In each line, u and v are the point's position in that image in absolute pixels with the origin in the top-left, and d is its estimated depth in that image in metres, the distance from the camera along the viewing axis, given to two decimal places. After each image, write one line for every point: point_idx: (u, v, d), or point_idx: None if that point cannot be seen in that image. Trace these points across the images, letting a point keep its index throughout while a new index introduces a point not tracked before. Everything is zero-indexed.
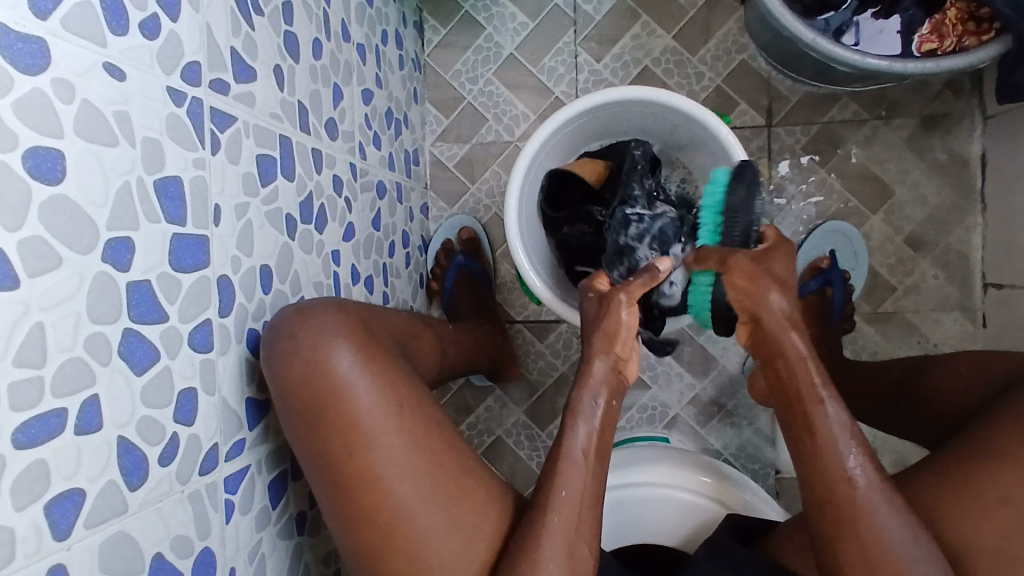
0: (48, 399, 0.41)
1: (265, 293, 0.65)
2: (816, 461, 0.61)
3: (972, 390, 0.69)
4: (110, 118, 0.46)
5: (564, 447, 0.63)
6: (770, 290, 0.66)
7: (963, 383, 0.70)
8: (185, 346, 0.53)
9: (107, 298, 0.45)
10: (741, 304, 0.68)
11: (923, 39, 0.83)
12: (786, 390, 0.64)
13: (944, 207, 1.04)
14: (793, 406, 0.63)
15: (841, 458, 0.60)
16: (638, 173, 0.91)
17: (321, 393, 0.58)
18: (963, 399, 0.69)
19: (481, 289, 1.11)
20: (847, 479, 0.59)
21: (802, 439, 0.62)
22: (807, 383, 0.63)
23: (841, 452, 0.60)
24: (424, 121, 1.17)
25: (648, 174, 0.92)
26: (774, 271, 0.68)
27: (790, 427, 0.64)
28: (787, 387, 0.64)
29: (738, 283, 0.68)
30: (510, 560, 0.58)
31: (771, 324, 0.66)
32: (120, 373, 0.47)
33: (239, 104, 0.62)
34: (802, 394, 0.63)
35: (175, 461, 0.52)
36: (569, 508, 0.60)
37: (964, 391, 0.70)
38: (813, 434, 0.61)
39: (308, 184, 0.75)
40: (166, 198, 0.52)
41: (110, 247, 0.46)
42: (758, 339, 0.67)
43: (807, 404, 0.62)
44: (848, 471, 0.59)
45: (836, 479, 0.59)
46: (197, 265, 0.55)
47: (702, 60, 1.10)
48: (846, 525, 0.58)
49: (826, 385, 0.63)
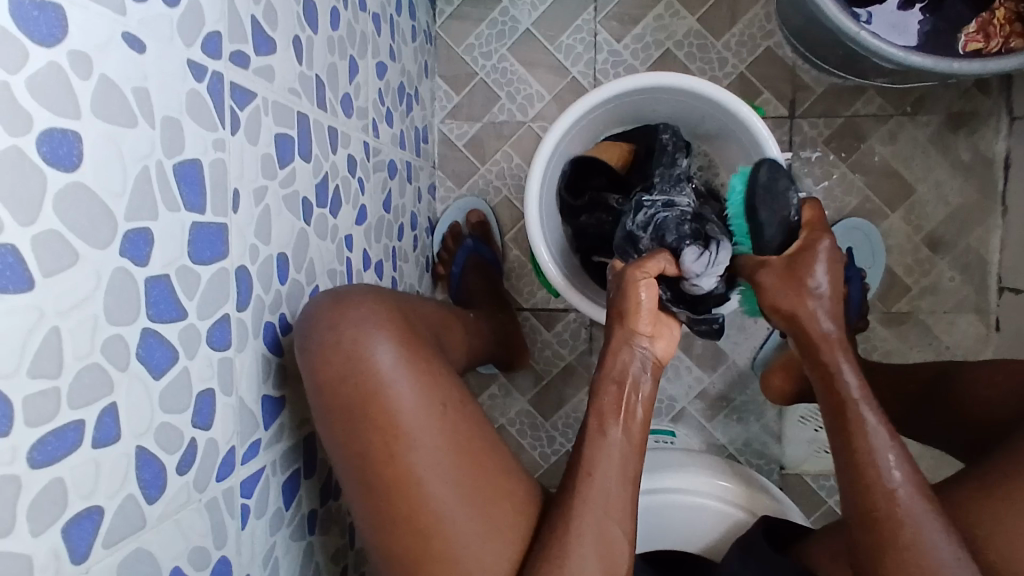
0: (65, 412, 0.37)
1: (281, 284, 0.61)
2: (853, 468, 0.61)
3: (1010, 398, 0.68)
4: (129, 95, 0.41)
5: (593, 432, 0.62)
6: (811, 307, 0.65)
7: (999, 390, 0.69)
8: (203, 345, 0.49)
9: (125, 296, 0.41)
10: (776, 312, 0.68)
11: (969, 38, 0.81)
12: (830, 401, 0.64)
13: (965, 207, 1.03)
14: (834, 418, 0.63)
15: (881, 470, 0.59)
16: (666, 159, 0.88)
17: (359, 389, 0.55)
18: (1001, 407, 0.68)
19: (490, 275, 1.07)
20: (887, 494, 0.58)
21: (841, 448, 0.62)
22: (850, 396, 0.63)
23: (878, 460, 0.60)
24: (434, 97, 1.11)
25: (676, 159, 0.89)
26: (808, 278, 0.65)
27: (830, 435, 0.64)
28: (829, 399, 0.64)
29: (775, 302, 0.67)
30: (543, 556, 0.55)
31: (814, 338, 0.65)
32: (138, 378, 0.43)
33: (259, 79, 0.57)
34: (845, 405, 0.63)
35: (193, 469, 0.48)
36: (602, 496, 0.58)
37: (1004, 402, 0.68)
38: (851, 442, 0.61)
39: (324, 165, 0.70)
40: (185, 183, 0.47)
41: (128, 240, 0.41)
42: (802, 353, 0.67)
43: (849, 416, 0.62)
44: (891, 487, 0.58)
45: (875, 488, 0.59)
46: (215, 257, 0.51)
47: (727, 45, 1.06)
48: (885, 540, 0.57)
49: (869, 399, 0.63)
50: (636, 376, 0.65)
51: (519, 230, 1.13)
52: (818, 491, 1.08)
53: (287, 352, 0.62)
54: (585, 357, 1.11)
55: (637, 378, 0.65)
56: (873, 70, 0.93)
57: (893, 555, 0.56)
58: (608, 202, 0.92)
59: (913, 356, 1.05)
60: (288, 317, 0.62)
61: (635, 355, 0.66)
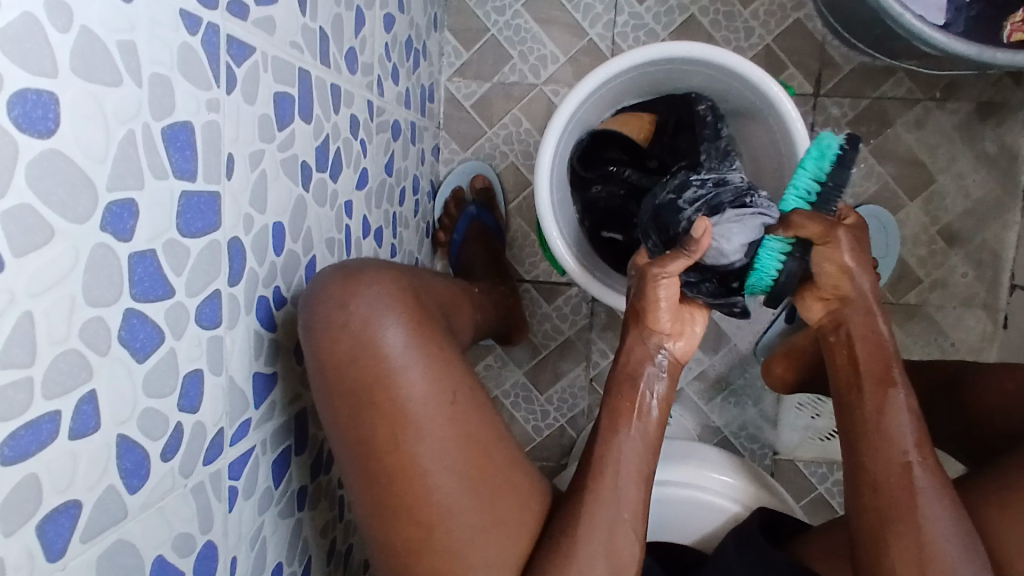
0: (38, 403, 0.34)
1: (277, 255, 0.57)
2: (875, 441, 0.61)
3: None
4: (113, 49, 0.37)
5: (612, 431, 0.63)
6: (864, 273, 0.65)
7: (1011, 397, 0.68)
8: (191, 323, 0.46)
9: (106, 274, 0.38)
10: (832, 284, 0.66)
11: (1014, 27, 0.76)
12: (860, 369, 0.64)
13: (985, 201, 1.00)
14: (865, 384, 0.63)
15: (894, 442, 0.60)
16: (709, 130, 0.86)
17: (367, 373, 0.53)
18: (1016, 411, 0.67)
19: (493, 244, 1.04)
20: (903, 464, 0.59)
21: (866, 419, 0.62)
22: (887, 370, 0.63)
23: (901, 435, 0.60)
24: (442, 52, 1.05)
25: (716, 126, 0.87)
26: (868, 255, 0.65)
27: (855, 403, 0.64)
28: (860, 366, 0.64)
29: (842, 262, 0.64)
30: (552, 552, 0.55)
31: (862, 305, 0.65)
32: (120, 362, 0.39)
33: (258, 32, 0.53)
34: (878, 376, 0.63)
35: (178, 454, 0.46)
36: (614, 486, 0.59)
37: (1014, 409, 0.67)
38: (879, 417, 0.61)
39: (326, 127, 0.66)
40: (174, 147, 0.43)
41: (110, 212, 0.38)
42: (838, 319, 0.66)
43: (882, 389, 0.62)
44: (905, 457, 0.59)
45: (890, 459, 0.60)
46: (207, 228, 0.47)
47: (754, 15, 1.01)
48: (894, 508, 0.58)
49: (899, 370, 0.63)
50: (654, 365, 0.68)
51: (524, 200, 1.08)
52: (810, 478, 1.07)
53: (281, 328, 0.59)
54: (585, 333, 1.09)
55: (655, 372, 0.67)
56: (907, 52, 0.88)
57: (901, 526, 0.57)
58: (620, 175, 0.91)
59: (918, 349, 1.04)
60: (283, 290, 0.59)
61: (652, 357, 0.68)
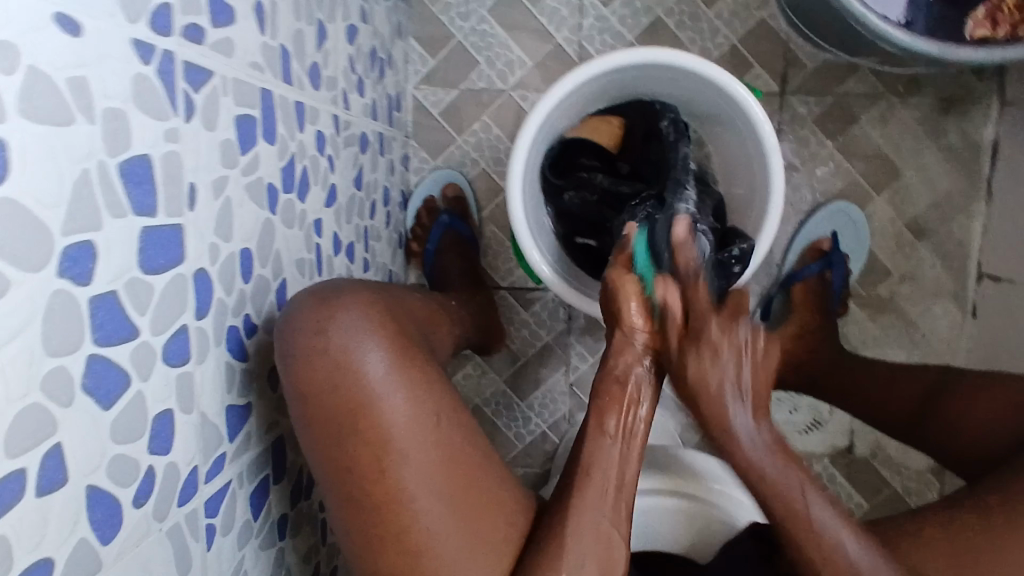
0: (3, 464, 0.32)
1: (245, 282, 0.56)
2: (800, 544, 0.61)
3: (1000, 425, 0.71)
4: (63, 86, 0.36)
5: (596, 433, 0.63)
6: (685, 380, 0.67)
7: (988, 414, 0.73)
8: (159, 362, 0.44)
9: (65, 322, 0.36)
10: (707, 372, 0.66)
11: (976, 24, 0.77)
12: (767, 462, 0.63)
13: (950, 193, 1.02)
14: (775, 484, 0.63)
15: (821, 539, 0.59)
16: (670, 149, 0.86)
17: (347, 400, 0.51)
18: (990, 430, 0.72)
19: (467, 253, 1.03)
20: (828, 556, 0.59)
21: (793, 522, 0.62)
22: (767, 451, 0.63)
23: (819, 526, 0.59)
24: (407, 60, 1.04)
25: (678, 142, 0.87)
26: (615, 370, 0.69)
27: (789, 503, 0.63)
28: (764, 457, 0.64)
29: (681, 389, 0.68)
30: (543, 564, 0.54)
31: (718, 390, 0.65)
32: (85, 411, 0.38)
33: (216, 55, 0.51)
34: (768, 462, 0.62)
35: (152, 499, 0.44)
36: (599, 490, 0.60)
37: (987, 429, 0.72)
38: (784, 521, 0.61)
39: (291, 146, 0.65)
40: (132, 182, 0.41)
41: (67, 256, 0.36)
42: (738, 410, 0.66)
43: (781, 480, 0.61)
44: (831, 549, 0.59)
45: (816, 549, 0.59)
46: (170, 263, 0.45)
47: (719, 15, 1.01)
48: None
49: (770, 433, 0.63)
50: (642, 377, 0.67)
51: (497, 207, 1.08)
52: None
53: (253, 356, 0.57)
54: (563, 338, 1.08)
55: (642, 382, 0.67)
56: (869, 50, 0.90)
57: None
58: (592, 181, 0.91)
59: (890, 340, 1.06)
60: (253, 317, 0.57)
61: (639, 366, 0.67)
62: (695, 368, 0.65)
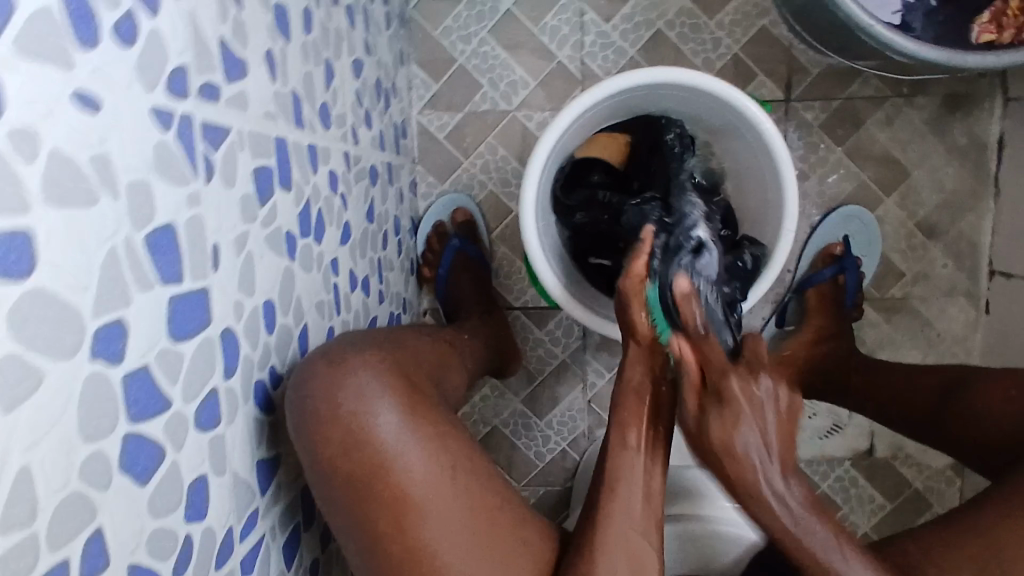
0: (44, 558, 0.32)
1: (269, 334, 0.55)
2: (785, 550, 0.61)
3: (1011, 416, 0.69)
4: (88, 168, 0.35)
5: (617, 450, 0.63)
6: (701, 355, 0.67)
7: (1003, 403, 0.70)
8: (191, 429, 0.44)
9: (101, 405, 0.36)
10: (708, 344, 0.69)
11: (982, 28, 0.76)
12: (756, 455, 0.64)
13: (958, 192, 1.02)
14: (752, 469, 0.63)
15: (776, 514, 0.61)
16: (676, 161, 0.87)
17: (364, 464, 0.51)
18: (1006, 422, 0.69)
19: (479, 276, 1.02)
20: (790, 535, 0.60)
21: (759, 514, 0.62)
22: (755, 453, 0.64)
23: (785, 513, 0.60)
24: (410, 85, 1.04)
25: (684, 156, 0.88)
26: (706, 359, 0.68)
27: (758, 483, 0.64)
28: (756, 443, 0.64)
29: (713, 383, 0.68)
30: None
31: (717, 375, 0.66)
32: (121, 491, 0.37)
33: (232, 111, 0.51)
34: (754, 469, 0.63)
35: (190, 567, 0.44)
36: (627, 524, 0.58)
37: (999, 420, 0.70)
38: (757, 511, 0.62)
39: (306, 190, 0.64)
40: (158, 253, 0.41)
41: (99, 338, 0.36)
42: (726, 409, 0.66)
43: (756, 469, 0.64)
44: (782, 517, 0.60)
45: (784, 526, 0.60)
46: (197, 328, 0.45)
47: (720, 25, 1.01)
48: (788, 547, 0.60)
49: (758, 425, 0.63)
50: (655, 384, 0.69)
51: (507, 228, 1.07)
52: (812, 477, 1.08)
53: (281, 407, 0.57)
54: (579, 355, 1.08)
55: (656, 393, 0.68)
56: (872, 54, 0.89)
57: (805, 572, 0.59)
58: (601, 198, 0.91)
59: (905, 342, 1.06)
60: (278, 368, 0.57)
61: (651, 371, 0.68)
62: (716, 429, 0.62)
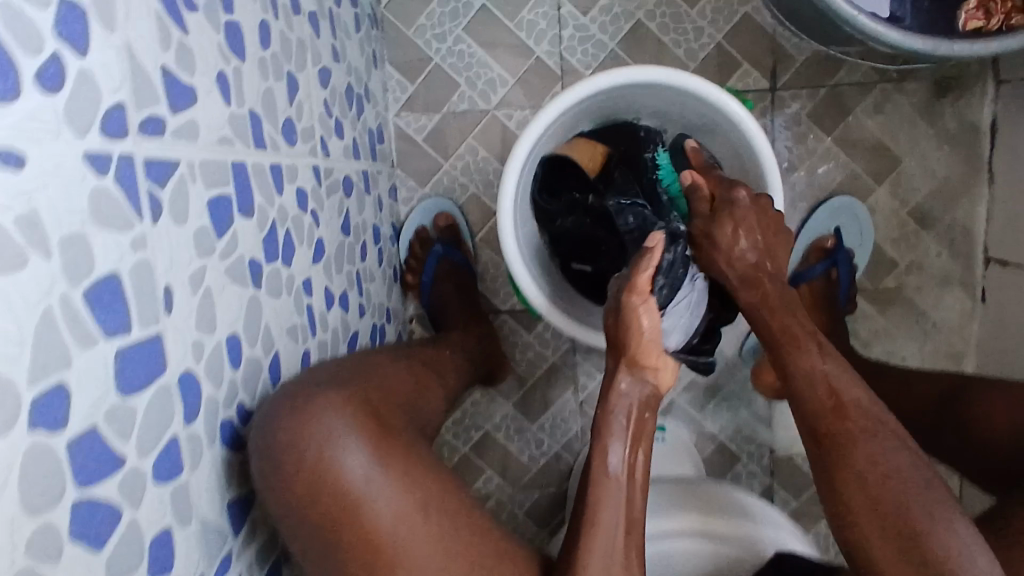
0: None
1: (235, 370, 0.54)
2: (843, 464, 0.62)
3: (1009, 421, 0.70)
4: (12, 229, 0.33)
5: (600, 474, 0.61)
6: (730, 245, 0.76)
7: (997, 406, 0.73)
8: (150, 484, 0.42)
9: (44, 476, 0.34)
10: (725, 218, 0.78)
11: (968, 16, 0.74)
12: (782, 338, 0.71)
13: (951, 178, 1.00)
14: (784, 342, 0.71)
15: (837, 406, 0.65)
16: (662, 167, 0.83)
17: (332, 507, 0.50)
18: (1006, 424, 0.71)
19: (464, 282, 1.00)
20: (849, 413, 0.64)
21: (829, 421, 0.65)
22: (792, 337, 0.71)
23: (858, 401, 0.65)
24: (386, 88, 1.01)
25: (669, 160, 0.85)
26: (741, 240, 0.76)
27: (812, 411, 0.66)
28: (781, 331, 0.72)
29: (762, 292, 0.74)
30: None
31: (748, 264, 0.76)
32: (72, 561, 0.36)
33: (181, 142, 0.49)
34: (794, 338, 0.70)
35: None
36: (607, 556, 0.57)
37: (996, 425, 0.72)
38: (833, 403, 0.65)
39: (271, 213, 0.62)
40: (100, 307, 0.39)
41: (39, 405, 0.34)
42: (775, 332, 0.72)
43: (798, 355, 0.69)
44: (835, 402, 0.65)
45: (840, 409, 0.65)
46: (152, 377, 0.43)
47: (701, 14, 0.98)
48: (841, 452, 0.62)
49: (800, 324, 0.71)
50: (640, 408, 0.66)
51: (491, 230, 1.05)
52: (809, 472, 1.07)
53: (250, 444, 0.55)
54: (569, 357, 1.06)
55: (642, 415, 0.66)
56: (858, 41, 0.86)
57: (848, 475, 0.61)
58: (584, 203, 0.86)
59: (899, 333, 1.04)
60: (247, 404, 0.55)
61: (635, 388, 0.66)
62: (723, 237, 0.76)
